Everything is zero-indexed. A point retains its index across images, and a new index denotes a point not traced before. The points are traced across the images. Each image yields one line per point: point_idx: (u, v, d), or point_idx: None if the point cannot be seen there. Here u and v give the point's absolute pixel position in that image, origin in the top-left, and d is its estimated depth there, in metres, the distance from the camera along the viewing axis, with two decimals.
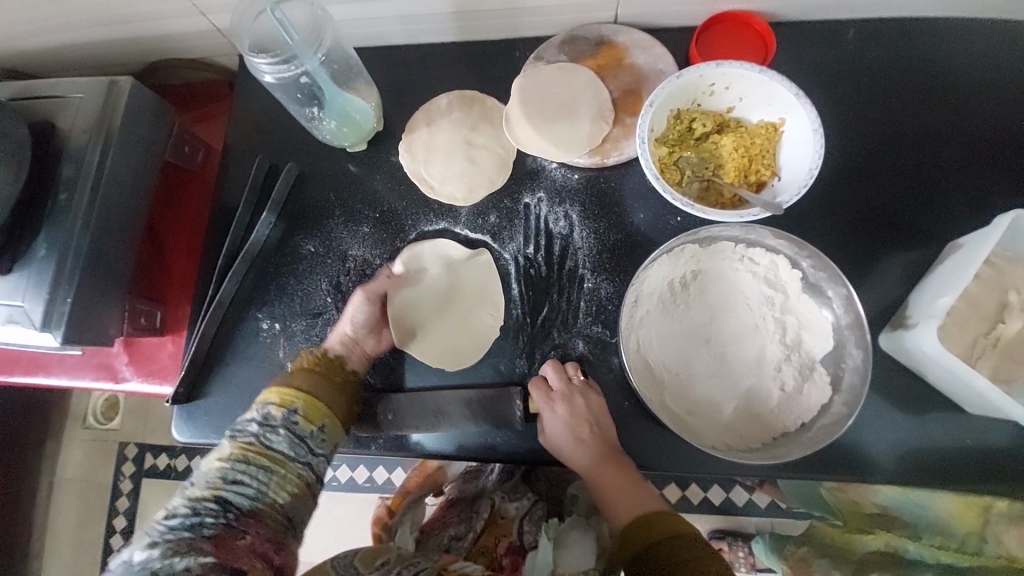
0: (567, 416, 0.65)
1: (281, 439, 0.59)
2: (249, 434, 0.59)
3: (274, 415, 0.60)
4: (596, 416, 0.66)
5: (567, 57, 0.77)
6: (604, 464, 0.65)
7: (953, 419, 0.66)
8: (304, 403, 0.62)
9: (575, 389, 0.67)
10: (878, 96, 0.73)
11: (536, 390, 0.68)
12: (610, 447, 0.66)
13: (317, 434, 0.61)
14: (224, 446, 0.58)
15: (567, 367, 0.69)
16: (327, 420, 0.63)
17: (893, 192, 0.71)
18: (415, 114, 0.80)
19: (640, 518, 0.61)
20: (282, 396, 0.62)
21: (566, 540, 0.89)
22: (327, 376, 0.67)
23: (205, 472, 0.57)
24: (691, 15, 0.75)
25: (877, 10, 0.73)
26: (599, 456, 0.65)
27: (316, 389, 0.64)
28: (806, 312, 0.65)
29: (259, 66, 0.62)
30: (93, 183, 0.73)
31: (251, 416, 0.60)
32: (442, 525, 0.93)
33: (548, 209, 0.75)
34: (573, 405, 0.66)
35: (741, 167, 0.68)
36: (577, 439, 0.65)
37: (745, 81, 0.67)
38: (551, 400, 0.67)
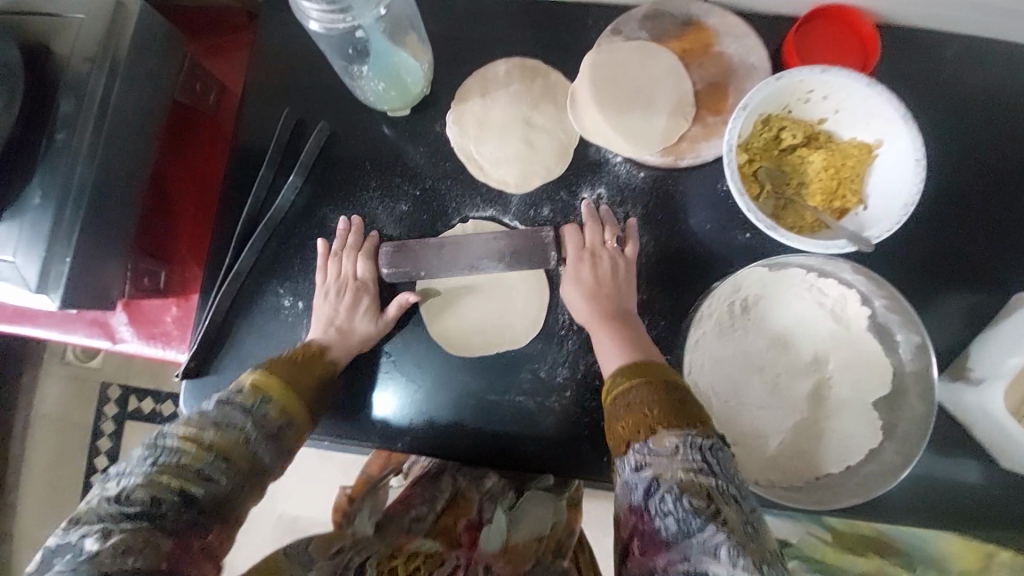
0: (591, 273, 0.65)
1: (262, 441, 0.53)
2: (233, 423, 0.52)
3: (270, 416, 0.55)
4: (620, 282, 0.65)
5: (648, 35, 0.68)
6: (612, 323, 0.63)
7: (982, 466, 0.66)
8: (300, 417, 0.58)
9: (606, 246, 0.66)
10: (974, 123, 0.68)
11: (568, 240, 0.67)
12: (626, 312, 0.64)
13: (283, 431, 0.56)
14: (198, 426, 0.51)
15: (606, 227, 0.67)
16: (295, 416, 0.58)
17: (970, 231, 0.67)
18: (467, 80, 0.71)
19: (625, 369, 0.57)
20: (284, 403, 0.57)
21: (521, 510, 0.71)
22: (314, 373, 0.62)
23: (180, 454, 0.48)
24: (792, 4, 0.67)
25: (993, 27, 0.66)
26: (612, 314, 0.63)
27: (291, 377, 0.60)
28: (869, 352, 0.63)
29: (308, 10, 0.53)
30: (97, 123, 0.64)
31: (232, 401, 0.54)
32: (403, 507, 0.75)
33: (608, 209, 0.69)
34: (596, 259, 0.66)
35: (827, 189, 0.62)
36: (594, 299, 0.64)
37: (847, 93, 0.61)
38: (581, 254, 0.66)
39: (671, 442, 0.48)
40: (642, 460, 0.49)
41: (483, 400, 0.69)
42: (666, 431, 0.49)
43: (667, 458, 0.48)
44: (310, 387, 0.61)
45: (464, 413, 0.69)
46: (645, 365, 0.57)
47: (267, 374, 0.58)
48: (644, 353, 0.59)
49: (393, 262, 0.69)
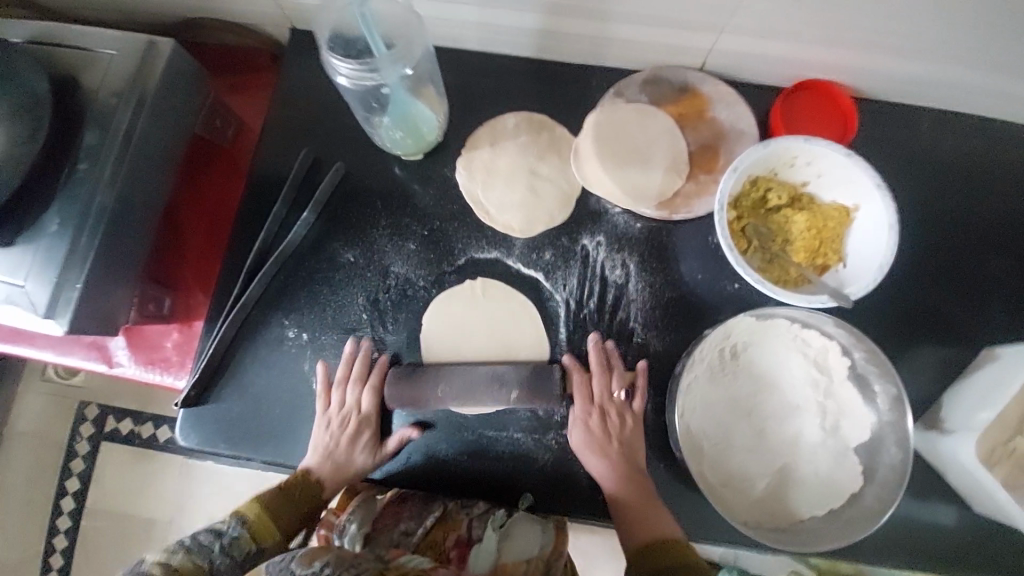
0: (599, 424, 0.67)
1: (222, 566, 0.60)
2: (200, 552, 0.60)
3: (238, 546, 0.62)
4: (629, 438, 0.67)
5: (647, 97, 0.74)
6: (626, 483, 0.64)
7: (957, 514, 0.69)
8: (271, 547, 0.64)
9: (614, 399, 0.68)
10: (940, 191, 0.74)
11: (576, 389, 0.68)
12: (635, 468, 0.66)
13: (250, 557, 0.62)
14: (174, 553, 0.59)
15: (615, 376, 0.69)
16: (270, 544, 0.64)
17: (939, 289, 0.73)
18: (478, 130, 0.76)
19: (646, 544, 0.61)
20: (256, 530, 0.63)
21: (512, 531, 0.68)
22: (300, 508, 0.67)
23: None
24: (777, 77, 0.73)
25: (955, 106, 0.73)
26: (623, 471, 0.65)
27: (277, 507, 0.65)
28: (848, 399, 0.66)
29: (338, 67, 0.57)
30: (119, 155, 0.66)
31: (217, 533, 0.62)
32: (391, 518, 0.71)
33: (606, 255, 0.73)
34: (605, 414, 0.67)
35: (811, 247, 0.67)
36: (603, 456, 0.65)
37: (827, 161, 0.66)
38: (591, 406, 0.67)
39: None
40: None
41: (481, 437, 0.70)
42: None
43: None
44: (291, 519, 0.66)
45: (461, 448, 0.70)
46: (671, 541, 0.61)
47: (248, 506, 0.65)
48: (660, 525, 0.62)
49: (394, 391, 0.69)
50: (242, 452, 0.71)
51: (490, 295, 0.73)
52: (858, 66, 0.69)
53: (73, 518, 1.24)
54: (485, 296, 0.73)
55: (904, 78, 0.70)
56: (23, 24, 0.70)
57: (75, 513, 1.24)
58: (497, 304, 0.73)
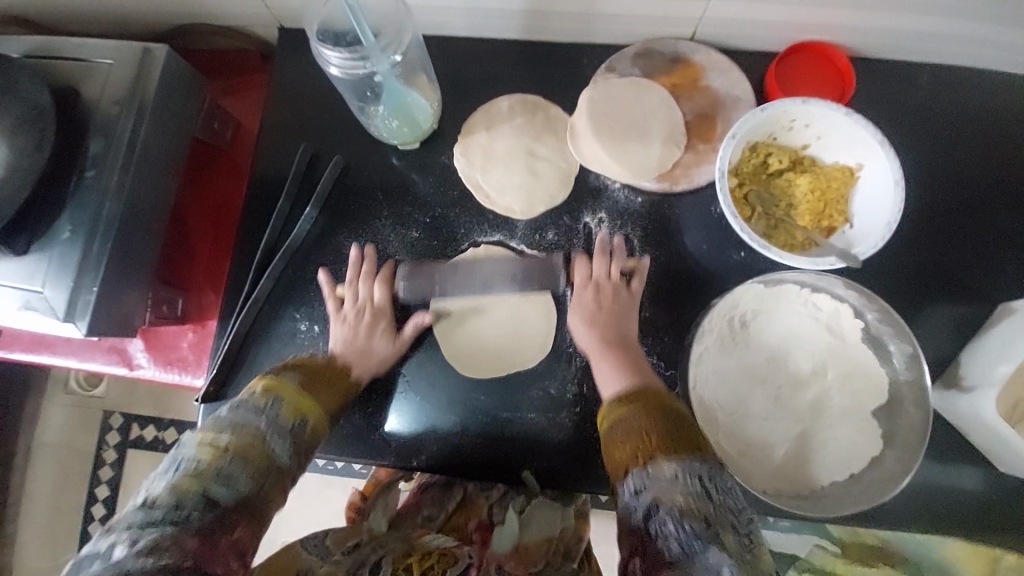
0: (593, 299, 0.68)
1: (280, 442, 0.54)
2: (253, 426, 0.53)
3: (282, 416, 0.56)
4: (621, 308, 0.68)
5: (640, 71, 0.74)
6: (607, 352, 0.65)
7: (980, 473, 0.68)
8: (314, 420, 0.59)
9: (614, 277, 0.69)
10: (946, 146, 0.73)
11: (575, 272, 0.71)
12: (624, 338, 0.66)
13: (301, 428, 0.57)
14: (225, 431, 0.52)
15: (613, 258, 0.70)
16: (315, 417, 0.59)
17: (950, 246, 0.71)
18: (473, 115, 0.76)
19: (624, 395, 0.59)
20: (297, 404, 0.58)
21: (531, 516, 0.73)
22: (333, 389, 0.64)
23: (199, 458, 0.50)
24: (771, 42, 0.72)
25: (957, 58, 0.72)
26: (609, 342, 0.66)
27: (311, 389, 0.61)
28: (863, 362, 0.65)
29: (328, 58, 0.57)
30: (123, 162, 0.67)
31: (257, 411, 0.55)
32: (414, 507, 0.76)
33: (609, 230, 0.72)
34: (600, 289, 0.69)
35: (815, 210, 0.66)
36: (592, 327, 0.67)
37: (827, 121, 0.65)
38: (585, 282, 0.70)
39: (671, 468, 0.50)
40: (642, 483, 0.51)
41: (496, 418, 0.71)
42: (665, 459, 0.51)
43: (667, 482, 0.50)
44: (329, 406, 0.62)
45: (477, 430, 0.71)
46: (646, 389, 0.59)
47: (282, 386, 0.59)
48: (639, 379, 0.61)
49: (410, 285, 0.73)
50: None
51: (490, 265, 0.73)
52: (853, 24, 0.68)
53: (104, 524, 1.27)
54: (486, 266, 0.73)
55: (902, 33, 0.68)
56: (22, 40, 0.71)
57: (106, 519, 1.27)
58: (495, 270, 0.73)
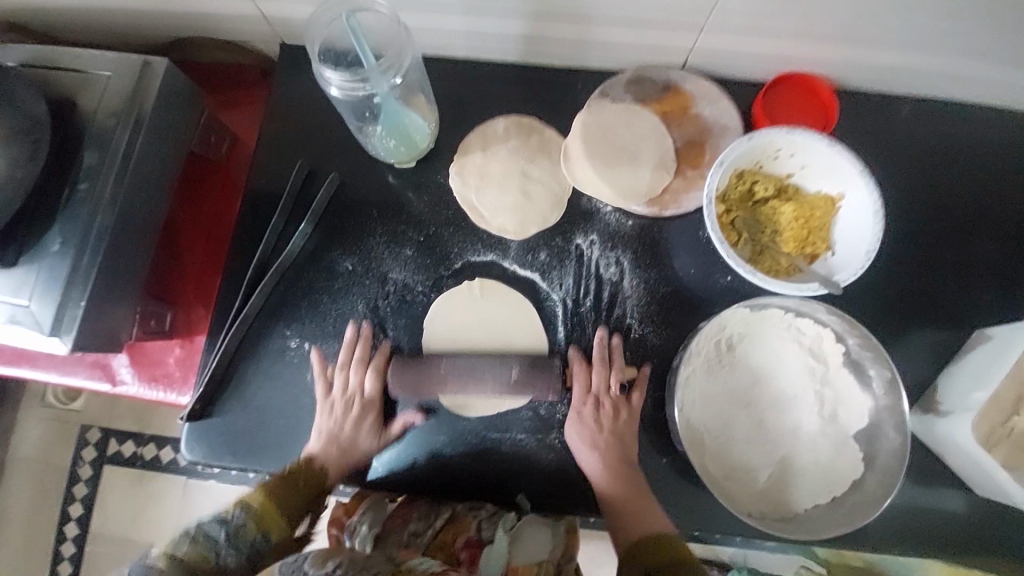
0: (592, 420, 0.68)
1: (228, 551, 0.61)
2: (207, 538, 0.61)
3: (244, 532, 0.63)
4: (621, 433, 0.68)
5: (632, 97, 0.76)
6: (618, 479, 0.66)
7: (959, 497, 0.70)
8: (278, 536, 0.64)
9: (613, 390, 0.69)
10: (923, 177, 0.76)
11: (575, 381, 0.70)
12: (627, 462, 0.67)
13: (258, 542, 0.63)
14: (180, 543, 0.61)
15: (614, 372, 0.70)
16: (275, 530, 0.64)
17: (927, 272, 0.74)
18: (469, 135, 0.77)
19: (647, 538, 0.62)
20: (262, 518, 0.64)
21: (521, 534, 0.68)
22: (306, 493, 0.67)
23: (153, 564, 0.58)
24: (758, 72, 0.75)
25: (932, 92, 0.75)
26: (614, 465, 0.66)
27: (285, 498, 0.66)
28: (844, 386, 0.67)
29: (329, 79, 0.59)
30: (118, 175, 0.67)
31: (219, 522, 0.63)
32: (397, 521, 0.71)
33: (600, 253, 0.74)
34: (599, 404, 0.69)
35: (799, 236, 0.69)
36: (593, 449, 0.67)
37: (810, 151, 0.68)
38: (584, 399, 0.69)
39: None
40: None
41: (485, 438, 0.71)
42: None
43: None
44: (299, 515, 0.66)
45: (465, 451, 0.71)
46: (666, 538, 0.63)
47: (252, 493, 0.65)
48: (652, 522, 0.64)
49: (400, 375, 0.70)
50: (250, 465, 0.71)
51: (486, 291, 0.74)
52: (835, 58, 0.71)
53: (75, 545, 1.23)
54: (483, 295, 0.74)
55: (881, 68, 0.72)
56: (20, 50, 0.72)
57: (77, 540, 1.23)
58: (496, 300, 0.74)
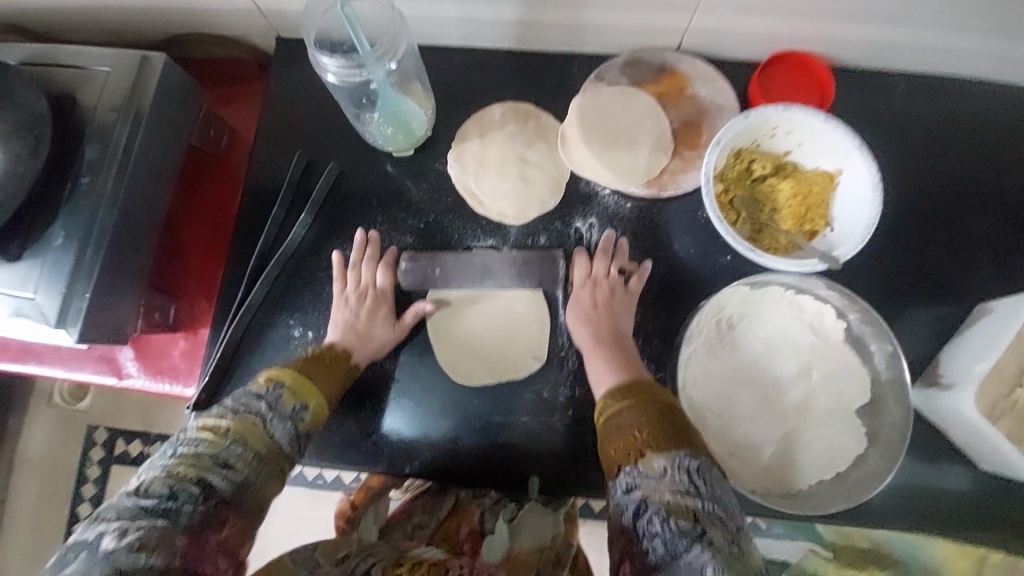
0: (589, 297, 0.70)
1: (278, 425, 0.56)
2: (253, 412, 0.55)
3: (284, 401, 0.57)
4: (618, 308, 0.70)
5: (628, 80, 0.76)
6: (606, 347, 0.66)
7: (962, 471, 0.70)
8: (316, 408, 0.61)
9: (612, 276, 0.71)
10: (922, 153, 0.75)
11: (576, 268, 0.73)
12: (621, 334, 0.68)
13: (297, 412, 0.58)
14: (223, 418, 0.54)
15: (613, 259, 0.72)
16: (314, 403, 0.61)
17: (928, 248, 0.74)
18: (466, 123, 0.78)
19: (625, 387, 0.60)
20: (297, 390, 0.60)
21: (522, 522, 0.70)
22: (335, 374, 0.65)
23: (198, 444, 0.51)
24: (753, 52, 0.75)
25: (930, 68, 0.75)
26: (606, 336, 0.67)
27: (318, 377, 0.64)
28: (846, 362, 0.67)
29: (326, 65, 0.59)
30: (119, 169, 0.68)
31: (257, 395, 0.57)
32: (405, 516, 0.77)
33: (600, 236, 0.74)
34: (597, 286, 0.71)
35: (797, 213, 0.69)
36: (589, 323, 0.69)
37: (807, 128, 0.68)
38: (584, 281, 0.71)
39: (660, 463, 0.51)
40: (633, 482, 0.51)
41: (490, 422, 0.72)
42: (653, 453, 0.52)
43: (655, 478, 0.50)
44: (330, 389, 0.64)
45: (473, 437, 0.72)
46: (645, 385, 0.59)
47: (282, 371, 0.60)
48: (634, 374, 0.62)
49: (412, 267, 0.74)
50: None
51: (489, 263, 0.74)
52: (830, 36, 0.71)
53: None
54: (487, 272, 0.74)
55: (876, 44, 0.71)
56: (19, 48, 0.72)
57: None
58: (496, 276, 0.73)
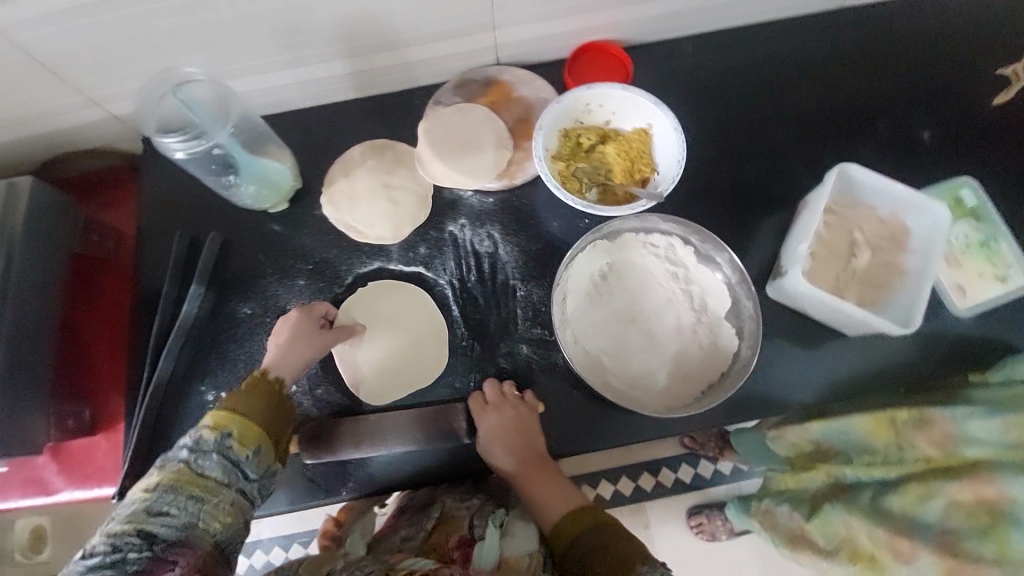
0: (496, 423, 0.73)
1: (213, 464, 0.58)
2: (180, 460, 0.58)
3: (206, 438, 0.59)
4: (524, 426, 0.73)
5: (461, 98, 0.86)
6: (532, 470, 0.74)
7: (834, 343, 0.80)
8: (265, 446, 0.62)
9: (510, 395, 0.75)
10: (723, 94, 0.88)
11: (472, 404, 0.76)
12: (539, 453, 0.75)
13: (249, 458, 0.60)
14: (152, 476, 0.57)
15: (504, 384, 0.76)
16: (264, 442, 0.62)
17: (751, 168, 0.85)
18: (332, 167, 0.85)
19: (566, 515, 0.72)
20: (240, 434, 0.61)
21: (511, 526, 0.74)
22: (268, 402, 0.65)
23: (135, 501, 0.55)
24: (561, 48, 0.86)
25: (708, 26, 0.88)
26: (528, 462, 0.75)
27: (253, 412, 0.63)
28: (704, 278, 0.77)
29: (170, 145, 0.65)
30: (3, 291, 0.72)
31: (183, 442, 0.59)
32: (392, 531, 0.77)
33: (472, 233, 0.82)
34: (500, 411, 0.73)
35: (626, 168, 0.79)
36: (506, 452, 0.74)
37: (614, 98, 0.78)
38: (484, 410, 0.75)
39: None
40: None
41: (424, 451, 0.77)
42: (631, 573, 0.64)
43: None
44: (275, 425, 0.65)
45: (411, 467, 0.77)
46: (583, 509, 0.72)
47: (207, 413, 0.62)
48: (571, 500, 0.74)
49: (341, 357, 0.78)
50: None
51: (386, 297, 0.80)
52: (618, 20, 0.82)
53: None
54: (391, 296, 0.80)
55: (659, 18, 0.83)
56: None
57: None
58: (401, 300, 0.80)
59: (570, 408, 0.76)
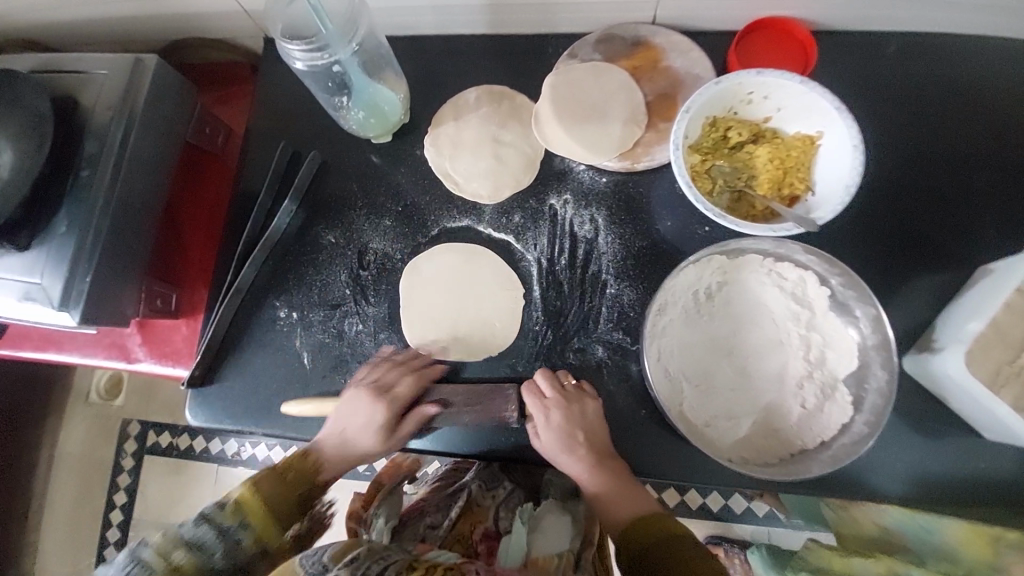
0: (561, 419, 0.66)
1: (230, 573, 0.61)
2: (208, 555, 0.60)
3: (243, 548, 0.62)
4: (592, 422, 0.67)
5: (601, 56, 0.75)
6: (597, 468, 0.66)
7: (966, 444, 0.66)
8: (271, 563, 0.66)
9: (569, 386, 0.68)
10: (915, 113, 0.71)
11: (526, 398, 0.68)
12: (604, 451, 0.67)
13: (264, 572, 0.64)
14: (177, 552, 0.59)
15: (560, 374, 0.70)
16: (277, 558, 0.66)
17: (925, 212, 0.70)
18: (442, 108, 0.79)
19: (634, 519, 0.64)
20: (272, 545, 0.64)
21: (540, 525, 0.75)
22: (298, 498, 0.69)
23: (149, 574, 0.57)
24: (732, 19, 0.73)
25: (926, 24, 0.70)
26: (593, 458, 0.66)
27: (284, 520, 0.66)
28: (832, 328, 0.66)
29: (292, 52, 0.62)
30: (116, 164, 0.73)
31: (221, 535, 0.62)
32: (418, 514, 0.81)
33: (573, 211, 0.74)
34: (565, 405, 0.66)
35: (775, 178, 0.66)
36: (572, 448, 0.66)
37: (784, 92, 0.65)
38: (546, 404, 0.67)
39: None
40: None
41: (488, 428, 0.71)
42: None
43: None
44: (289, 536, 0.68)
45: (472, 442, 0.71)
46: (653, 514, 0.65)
47: (248, 502, 0.64)
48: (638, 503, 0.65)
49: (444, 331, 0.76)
50: (248, 427, 0.76)
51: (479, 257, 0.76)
52: None
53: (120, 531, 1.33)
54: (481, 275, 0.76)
55: (867, 4, 0.67)
56: (29, 58, 0.78)
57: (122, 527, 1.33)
58: (489, 270, 0.75)
59: (634, 430, 0.69)
